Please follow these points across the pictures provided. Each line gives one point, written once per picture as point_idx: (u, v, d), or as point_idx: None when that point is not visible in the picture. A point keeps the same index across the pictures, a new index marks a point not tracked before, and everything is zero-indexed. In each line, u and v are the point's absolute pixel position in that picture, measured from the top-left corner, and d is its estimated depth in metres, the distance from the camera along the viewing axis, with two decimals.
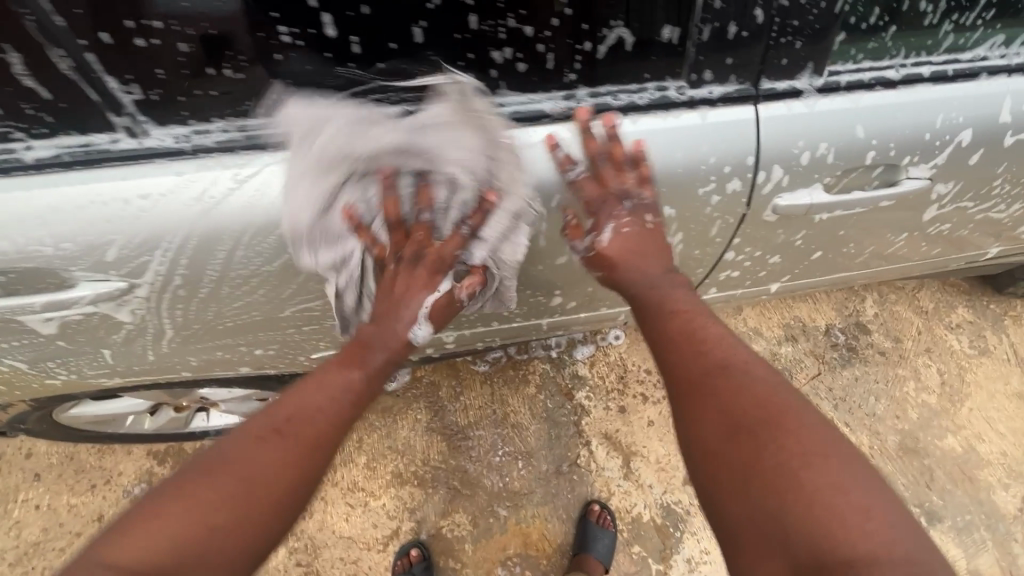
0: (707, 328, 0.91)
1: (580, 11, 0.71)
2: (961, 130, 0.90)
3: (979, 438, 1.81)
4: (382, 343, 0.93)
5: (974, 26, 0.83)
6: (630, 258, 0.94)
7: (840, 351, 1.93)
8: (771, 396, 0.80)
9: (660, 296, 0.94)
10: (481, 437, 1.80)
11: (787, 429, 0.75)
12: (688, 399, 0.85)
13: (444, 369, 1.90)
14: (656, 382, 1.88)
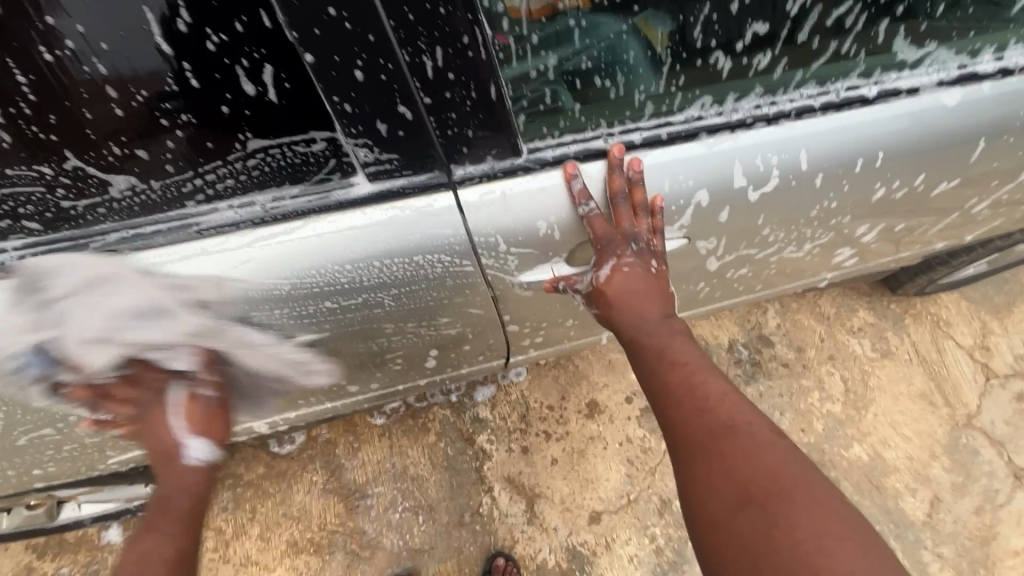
0: (709, 384, 0.95)
1: (194, 132, 0.67)
2: (696, 192, 0.86)
3: (885, 444, 1.80)
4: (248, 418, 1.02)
5: (667, 91, 0.78)
6: (632, 300, 0.97)
7: (744, 367, 1.91)
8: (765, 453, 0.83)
9: (661, 347, 0.99)
10: (380, 494, 1.74)
11: (792, 490, 0.78)
12: (689, 459, 0.88)
13: (341, 425, 1.83)
14: (559, 418, 1.84)
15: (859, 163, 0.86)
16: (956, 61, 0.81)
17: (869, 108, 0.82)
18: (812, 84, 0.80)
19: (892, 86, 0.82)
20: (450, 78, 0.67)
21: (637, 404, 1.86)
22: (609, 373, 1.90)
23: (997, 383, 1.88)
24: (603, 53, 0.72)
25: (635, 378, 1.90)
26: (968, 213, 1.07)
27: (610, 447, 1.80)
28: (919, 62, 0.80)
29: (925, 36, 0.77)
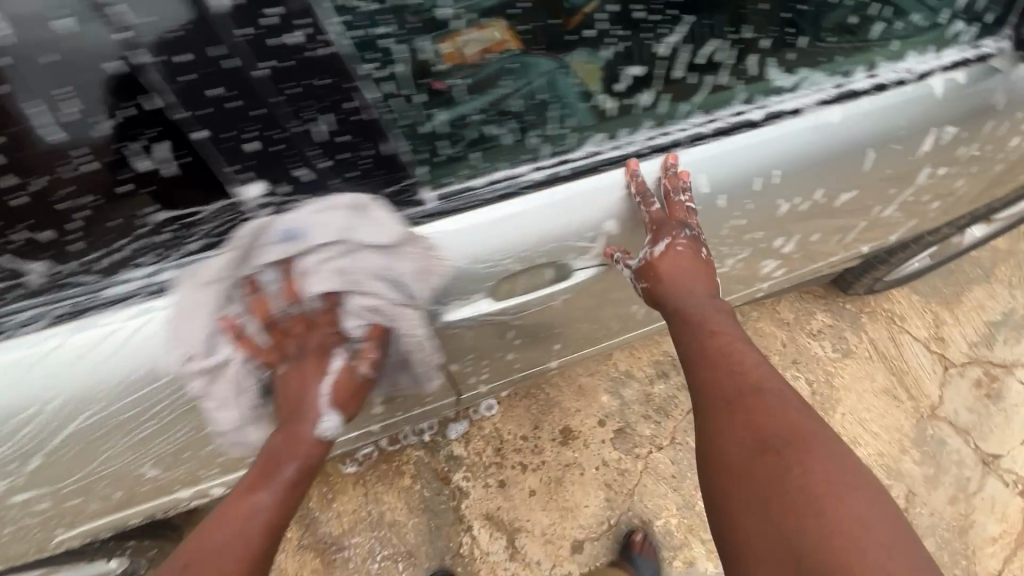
0: (744, 352, 1.00)
1: (95, 211, 0.68)
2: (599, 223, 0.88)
3: (855, 443, 1.83)
4: (291, 454, 0.94)
5: (564, 129, 0.85)
6: (681, 279, 1.02)
7: None
8: (794, 415, 0.89)
9: (700, 320, 1.04)
10: (357, 544, 1.70)
11: (812, 445, 0.84)
12: (719, 412, 0.94)
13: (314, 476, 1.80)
14: (533, 448, 1.83)
15: (757, 181, 0.91)
16: (831, 82, 0.89)
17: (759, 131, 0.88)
18: (701, 111, 0.87)
19: (777, 108, 0.88)
20: (349, 139, 0.71)
21: (611, 426, 1.86)
22: (580, 398, 1.91)
23: (955, 372, 1.93)
24: (495, 102, 0.81)
25: (606, 401, 1.91)
26: (882, 215, 1.13)
27: (586, 473, 1.79)
28: (798, 83, 0.88)
29: (795, 65, 0.88)
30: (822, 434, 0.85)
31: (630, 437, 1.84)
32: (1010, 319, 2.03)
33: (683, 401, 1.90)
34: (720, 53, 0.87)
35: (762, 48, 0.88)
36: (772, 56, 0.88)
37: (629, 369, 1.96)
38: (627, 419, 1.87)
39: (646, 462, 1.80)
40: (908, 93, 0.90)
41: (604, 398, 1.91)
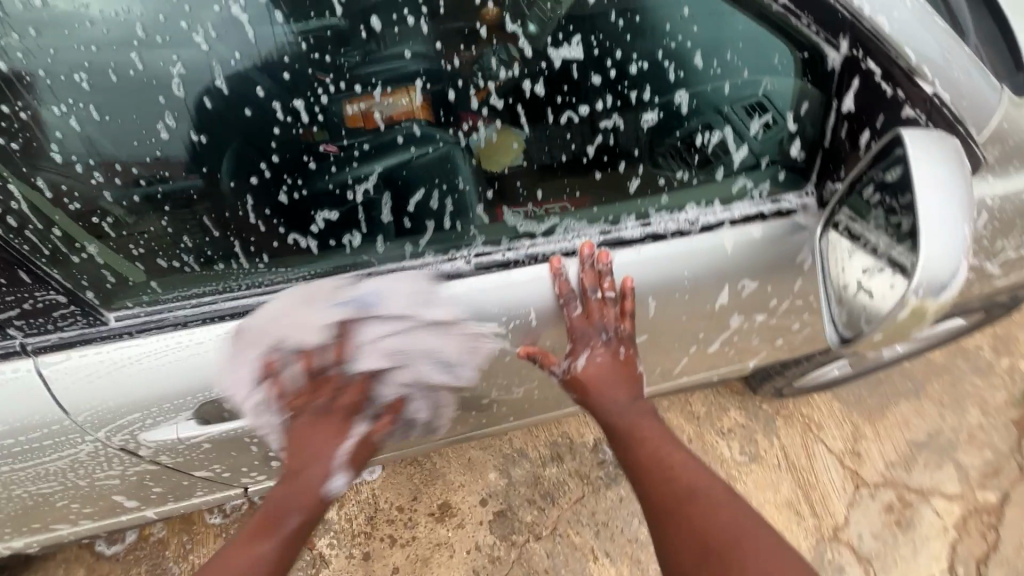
0: (671, 453, 1.05)
1: None
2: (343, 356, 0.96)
3: None
4: (295, 502, 0.99)
5: (255, 267, 0.88)
6: (605, 384, 1.09)
7: (607, 469, 1.85)
8: (730, 513, 0.94)
9: (628, 425, 1.09)
10: None
11: (749, 548, 0.89)
12: (662, 527, 0.97)
13: (177, 523, 1.74)
14: (407, 521, 1.75)
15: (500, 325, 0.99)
16: (596, 228, 0.97)
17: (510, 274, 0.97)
18: (440, 249, 0.93)
19: (537, 249, 0.97)
20: (4, 284, 0.77)
21: (491, 507, 1.79)
22: (466, 473, 1.84)
23: (866, 492, 1.82)
24: (153, 240, 0.82)
25: (493, 478, 1.83)
26: (708, 349, 1.24)
27: (456, 555, 1.71)
28: (567, 224, 0.96)
29: (535, 211, 0.93)
30: (754, 530, 0.91)
31: (510, 521, 1.76)
32: (934, 441, 1.93)
33: (572, 489, 1.81)
34: (428, 191, 0.88)
35: (487, 196, 0.91)
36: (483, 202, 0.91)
37: (523, 447, 1.89)
38: (510, 502, 1.79)
39: (519, 551, 1.72)
40: (677, 244, 1.00)
41: (491, 475, 1.83)
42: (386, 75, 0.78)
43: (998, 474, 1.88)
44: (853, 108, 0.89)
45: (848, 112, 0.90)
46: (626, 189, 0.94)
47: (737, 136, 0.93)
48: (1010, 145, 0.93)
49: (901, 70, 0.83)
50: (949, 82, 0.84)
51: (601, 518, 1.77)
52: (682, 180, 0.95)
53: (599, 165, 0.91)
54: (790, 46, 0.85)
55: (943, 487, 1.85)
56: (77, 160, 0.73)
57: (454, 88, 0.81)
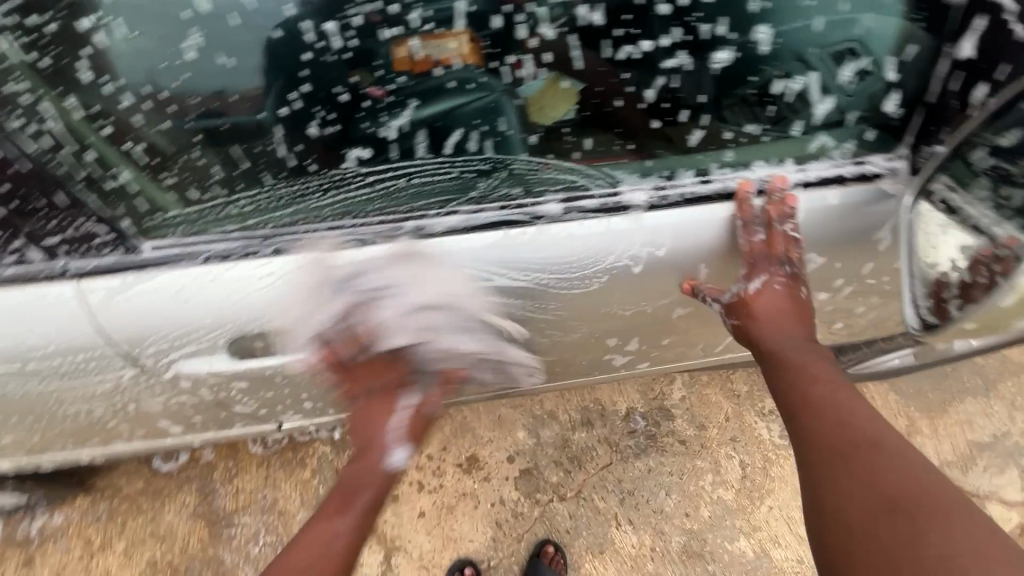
0: (852, 403, 1.03)
1: None
2: (386, 290, 0.97)
3: (775, 541, 1.68)
4: (365, 484, 1.24)
5: (309, 190, 0.92)
6: (774, 314, 1.11)
7: (637, 439, 1.83)
8: (921, 477, 0.87)
9: (805, 371, 1.09)
10: (244, 524, 1.75)
11: (943, 513, 0.81)
12: (829, 468, 0.94)
13: (224, 449, 1.87)
14: (435, 470, 1.80)
15: (536, 279, 1.01)
16: (649, 183, 0.97)
17: (554, 228, 0.98)
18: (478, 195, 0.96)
19: (583, 203, 0.98)
20: (43, 208, 0.80)
21: (518, 464, 1.80)
22: (496, 429, 1.86)
23: None
24: (185, 169, 0.86)
25: (522, 438, 1.85)
26: None
27: (480, 506, 1.75)
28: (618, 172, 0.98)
29: (580, 163, 0.96)
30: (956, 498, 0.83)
31: (536, 480, 1.78)
32: (999, 444, 1.80)
33: (600, 455, 1.81)
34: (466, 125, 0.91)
35: (529, 141, 0.94)
36: (527, 148, 0.95)
37: (554, 410, 1.89)
38: (537, 462, 1.80)
39: (543, 510, 1.74)
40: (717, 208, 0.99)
41: (519, 434, 1.85)
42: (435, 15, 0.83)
43: None
44: (971, 54, 0.86)
45: (964, 60, 0.86)
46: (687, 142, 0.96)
47: (826, 84, 0.91)
48: None
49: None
50: None
51: (627, 487, 1.76)
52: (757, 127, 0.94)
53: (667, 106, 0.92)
54: None
55: (1002, 494, 1.73)
56: (108, 79, 0.76)
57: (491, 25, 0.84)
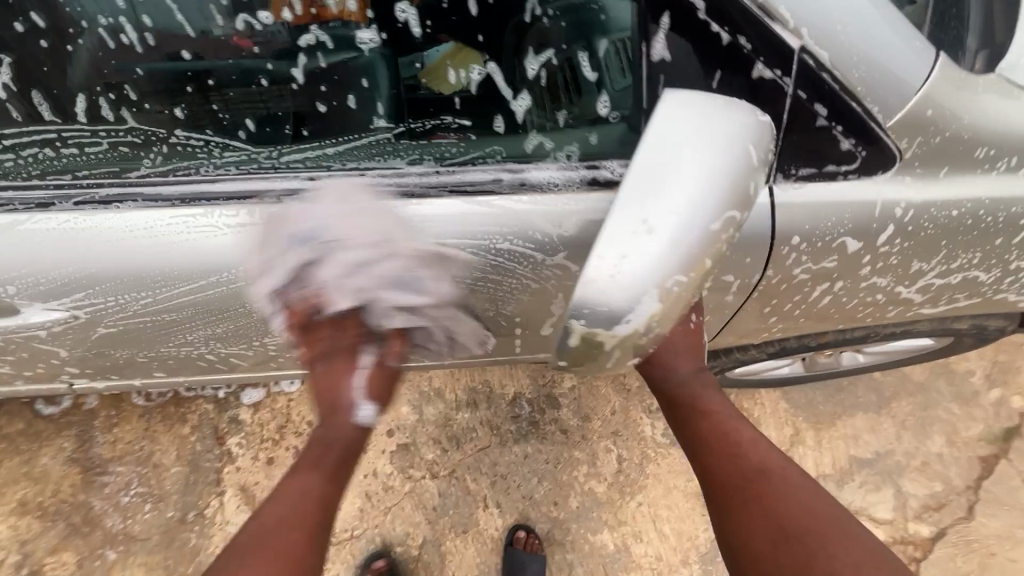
0: (743, 432, 0.81)
1: None
2: (19, 281, 0.63)
3: (637, 537, 1.68)
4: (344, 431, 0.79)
5: None
6: (669, 355, 0.85)
7: (519, 424, 1.80)
8: (813, 505, 0.71)
9: (695, 407, 0.84)
10: (120, 472, 1.59)
11: (837, 536, 0.68)
12: (720, 507, 0.76)
13: (108, 397, 1.71)
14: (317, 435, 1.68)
15: (266, 303, 0.68)
16: (354, 171, 0.60)
17: (267, 217, 0.60)
18: (109, 172, 0.61)
19: (282, 186, 0.61)
20: None
21: (396, 439, 1.78)
22: None
23: None
24: None
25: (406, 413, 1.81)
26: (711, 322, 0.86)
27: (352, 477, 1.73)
28: (275, 154, 0.61)
29: (245, 141, 0.60)
30: (848, 519, 0.70)
31: (411, 456, 1.76)
32: (880, 461, 1.78)
33: (479, 437, 1.78)
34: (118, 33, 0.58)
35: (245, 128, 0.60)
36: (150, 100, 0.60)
37: (441, 388, 1.84)
38: (415, 438, 1.77)
39: (413, 485, 1.72)
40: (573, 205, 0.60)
41: (403, 409, 1.81)
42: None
43: (940, 509, 1.73)
44: (668, 57, 0.56)
45: (660, 62, 0.56)
46: (448, 93, 0.62)
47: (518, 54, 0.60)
48: (954, 136, 0.64)
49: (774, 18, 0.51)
50: (824, 36, 0.53)
51: (500, 470, 1.75)
52: (427, 126, 0.62)
53: (468, 11, 0.59)
54: None
55: (873, 511, 1.72)
56: None
57: None
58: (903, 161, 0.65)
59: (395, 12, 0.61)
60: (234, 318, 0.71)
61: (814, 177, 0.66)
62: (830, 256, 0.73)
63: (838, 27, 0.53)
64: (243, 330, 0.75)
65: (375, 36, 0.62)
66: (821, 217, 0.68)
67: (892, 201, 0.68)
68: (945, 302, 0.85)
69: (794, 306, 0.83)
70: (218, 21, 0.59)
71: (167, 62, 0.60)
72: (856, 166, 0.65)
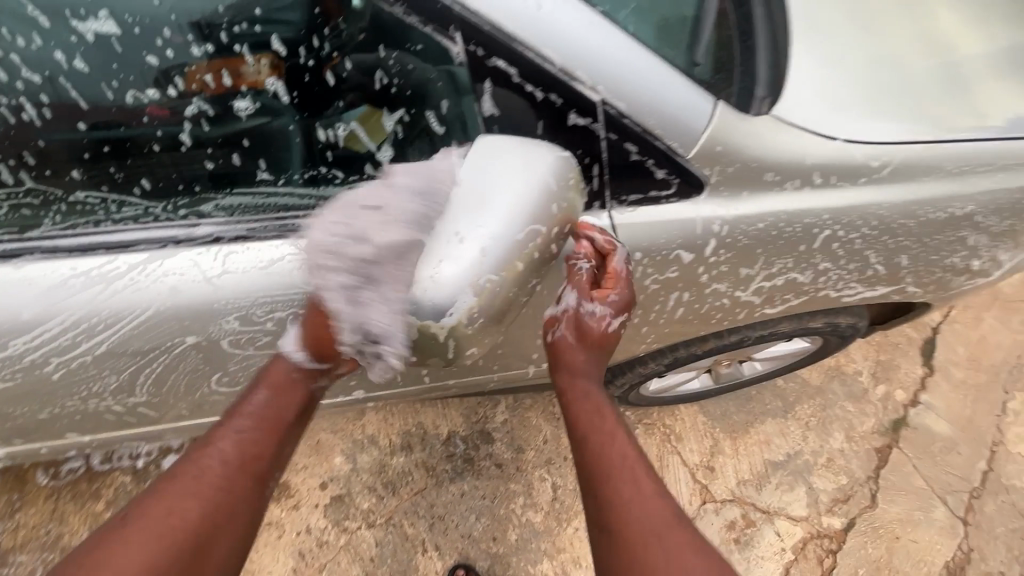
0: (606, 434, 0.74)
1: None
2: None
3: (576, 563, 1.70)
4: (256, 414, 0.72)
5: None
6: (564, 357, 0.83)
7: (454, 463, 1.81)
8: (655, 515, 0.66)
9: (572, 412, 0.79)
10: (20, 563, 1.47)
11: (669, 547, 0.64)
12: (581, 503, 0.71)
13: (8, 480, 1.56)
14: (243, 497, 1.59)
15: (182, 340, 0.74)
16: (258, 217, 0.69)
17: (178, 260, 0.68)
18: (9, 232, 0.64)
19: (188, 232, 0.68)
20: None
21: (330, 491, 1.75)
22: (311, 455, 1.79)
23: (710, 508, 1.82)
24: None
25: (340, 463, 1.79)
26: None
27: (284, 536, 1.68)
28: (173, 208, 0.67)
29: (147, 198, 0.66)
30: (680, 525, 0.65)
31: (346, 507, 1.72)
32: (791, 462, 1.93)
33: (415, 481, 1.77)
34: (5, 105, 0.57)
35: (144, 186, 0.65)
36: (45, 168, 0.61)
37: (375, 434, 1.84)
38: (350, 488, 1.75)
39: (349, 538, 1.68)
40: None
41: (336, 459, 1.79)
42: (115, 35, 0.57)
43: (847, 501, 1.87)
44: (496, 111, 0.68)
45: (492, 116, 0.68)
46: (320, 148, 0.68)
47: (381, 115, 0.67)
48: (744, 165, 0.81)
49: (575, 79, 0.66)
50: (617, 91, 0.68)
51: (438, 512, 1.74)
52: (310, 177, 0.69)
53: (328, 81, 0.64)
54: (419, 23, 0.61)
55: (789, 510, 1.84)
56: None
57: (188, 48, 0.59)
58: (710, 185, 0.82)
59: (265, 83, 0.63)
60: (151, 357, 0.76)
61: (642, 202, 0.80)
62: (671, 267, 0.87)
63: (625, 83, 0.68)
64: (159, 372, 0.79)
65: (251, 105, 0.63)
66: (654, 234, 0.82)
67: (709, 218, 0.84)
68: (781, 302, 1.02)
69: (659, 315, 0.97)
70: (108, 94, 0.59)
71: (64, 130, 0.59)
72: (673, 191, 0.81)
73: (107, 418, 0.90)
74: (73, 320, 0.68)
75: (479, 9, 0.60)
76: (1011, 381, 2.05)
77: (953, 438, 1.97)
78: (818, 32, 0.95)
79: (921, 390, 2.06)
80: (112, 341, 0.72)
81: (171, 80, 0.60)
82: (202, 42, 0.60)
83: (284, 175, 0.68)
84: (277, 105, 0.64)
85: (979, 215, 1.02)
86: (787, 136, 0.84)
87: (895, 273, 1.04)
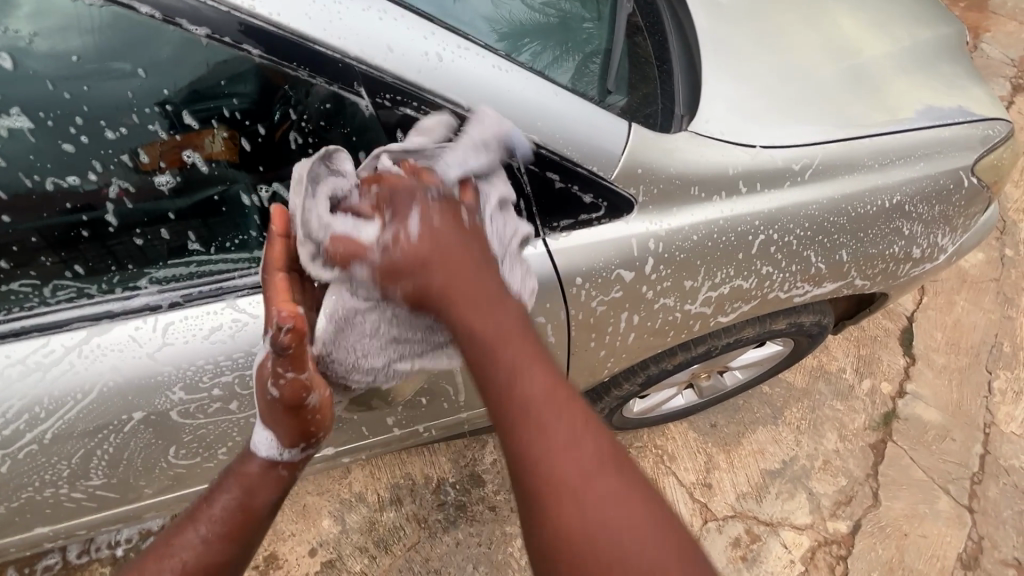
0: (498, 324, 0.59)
1: None
2: None
3: None
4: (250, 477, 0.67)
5: None
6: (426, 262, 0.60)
7: (446, 511, 1.75)
8: (564, 445, 0.54)
9: (505, 386, 0.57)
10: None
11: (584, 484, 0.52)
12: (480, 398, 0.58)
13: None
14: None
15: (130, 416, 0.74)
16: (193, 283, 0.71)
17: (120, 334, 0.69)
18: None
19: (126, 305, 0.69)
20: None
21: (320, 557, 1.66)
22: (298, 520, 1.71)
23: (713, 527, 1.70)
24: None
25: (328, 526, 1.71)
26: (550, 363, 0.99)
27: None
28: (108, 285, 0.68)
29: (82, 279, 0.67)
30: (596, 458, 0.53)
31: (338, 572, 1.64)
32: (789, 469, 1.82)
33: (407, 535, 1.71)
34: None
35: (75, 267, 0.66)
36: None
37: (362, 491, 1.77)
38: (340, 551, 1.67)
39: None
40: None
41: (324, 523, 1.71)
42: (29, 125, 0.58)
43: (851, 503, 1.77)
44: None
45: None
46: (248, 213, 0.70)
47: None
48: (668, 184, 0.85)
49: (487, 118, 0.70)
50: (528, 125, 0.72)
51: (434, 565, 1.67)
52: (240, 243, 0.72)
53: (245, 148, 0.66)
54: (327, 83, 0.64)
55: (794, 519, 1.74)
56: None
57: (104, 131, 0.60)
58: (639, 204, 0.85)
59: (182, 157, 0.64)
60: (97, 434, 0.74)
61: (575, 226, 0.83)
62: (614, 287, 0.88)
63: (534, 115, 0.72)
64: (107, 448, 0.78)
65: (172, 179, 0.65)
66: (592, 258, 0.84)
67: (643, 237, 0.86)
68: (732, 309, 1.04)
69: (613, 337, 0.98)
70: (28, 182, 0.59)
71: None
72: (603, 213, 0.83)
73: (66, 503, 0.86)
74: (14, 409, 0.68)
75: (381, 64, 0.64)
76: (992, 360, 2.01)
77: (945, 425, 1.90)
78: (728, 51, 1.01)
79: (906, 380, 1.97)
80: (56, 424, 0.71)
81: (90, 165, 0.61)
82: (116, 125, 0.60)
83: (214, 243, 0.70)
84: (199, 177, 0.66)
85: (909, 204, 1.06)
86: (707, 150, 0.88)
87: (838, 268, 1.06)
